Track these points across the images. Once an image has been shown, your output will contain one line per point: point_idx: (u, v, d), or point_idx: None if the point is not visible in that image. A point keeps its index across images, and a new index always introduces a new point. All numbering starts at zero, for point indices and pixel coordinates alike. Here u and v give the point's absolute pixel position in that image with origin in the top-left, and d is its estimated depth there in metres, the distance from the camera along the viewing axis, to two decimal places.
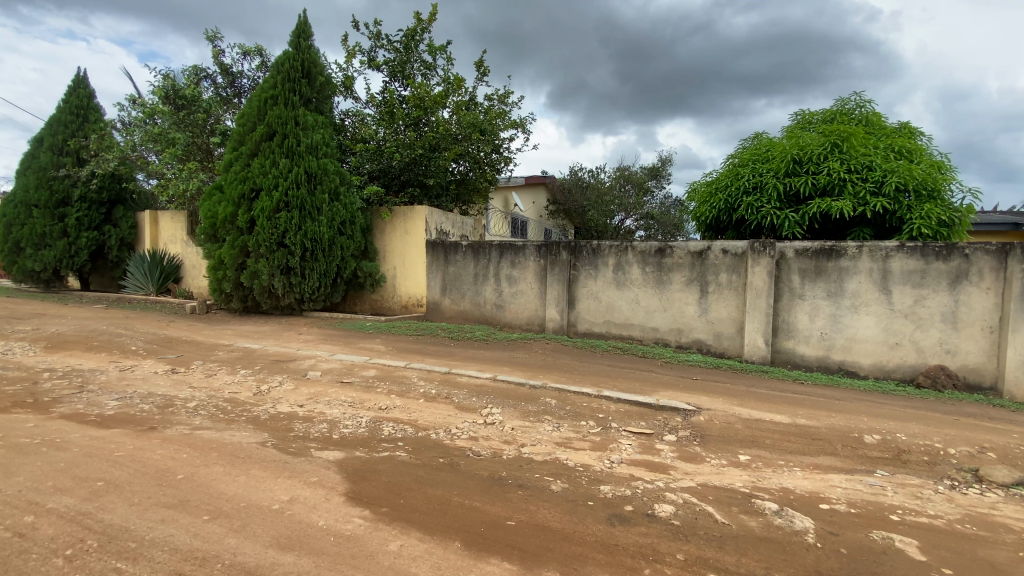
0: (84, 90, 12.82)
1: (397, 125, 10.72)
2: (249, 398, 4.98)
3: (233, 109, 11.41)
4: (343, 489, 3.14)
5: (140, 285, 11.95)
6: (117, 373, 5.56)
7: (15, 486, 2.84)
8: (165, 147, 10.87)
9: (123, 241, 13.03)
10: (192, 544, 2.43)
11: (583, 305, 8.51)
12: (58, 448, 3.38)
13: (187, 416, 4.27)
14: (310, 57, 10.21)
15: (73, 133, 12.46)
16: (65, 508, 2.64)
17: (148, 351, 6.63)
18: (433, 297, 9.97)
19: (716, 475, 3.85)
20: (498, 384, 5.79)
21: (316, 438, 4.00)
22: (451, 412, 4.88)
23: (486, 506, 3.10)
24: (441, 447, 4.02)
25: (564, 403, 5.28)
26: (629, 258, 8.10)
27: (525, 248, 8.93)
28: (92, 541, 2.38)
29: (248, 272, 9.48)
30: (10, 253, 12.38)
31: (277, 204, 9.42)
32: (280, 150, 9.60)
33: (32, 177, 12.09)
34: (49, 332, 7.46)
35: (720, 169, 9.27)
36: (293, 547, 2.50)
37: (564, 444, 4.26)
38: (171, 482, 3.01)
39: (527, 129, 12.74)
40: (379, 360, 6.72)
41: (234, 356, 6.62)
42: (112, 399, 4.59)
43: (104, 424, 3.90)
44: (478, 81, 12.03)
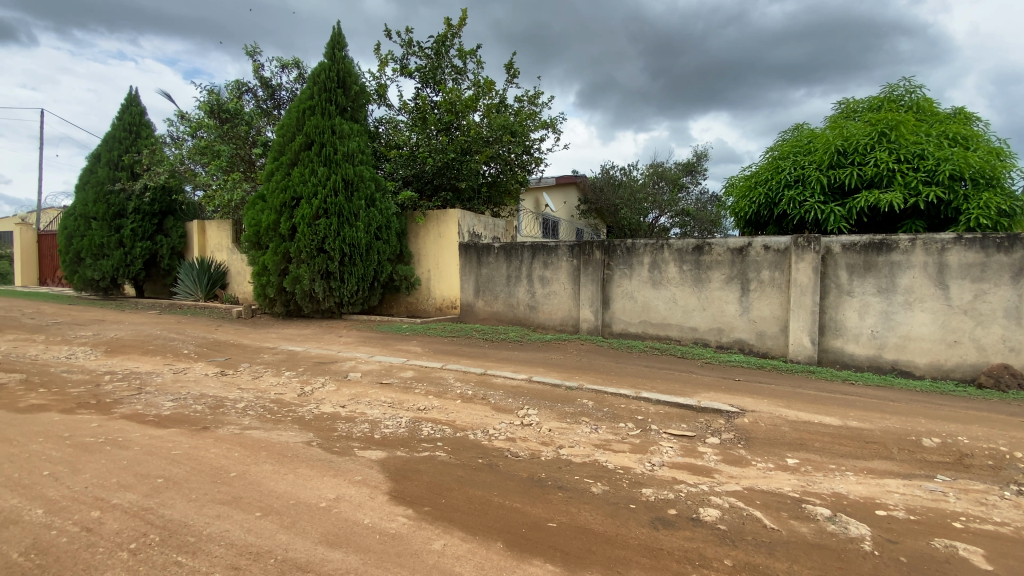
0: (136, 108, 13.54)
1: (429, 130, 10.86)
2: (294, 399, 5.14)
3: (272, 121, 11.85)
4: (386, 488, 3.20)
5: (190, 291, 12.54)
6: (171, 375, 5.85)
7: (84, 482, 3.01)
8: (211, 159, 11.35)
9: (174, 250, 13.70)
10: (246, 540, 2.51)
11: (618, 305, 8.39)
12: (121, 446, 3.57)
13: (237, 416, 4.45)
14: (345, 67, 10.49)
15: (127, 149, 13.19)
16: (128, 504, 2.79)
17: (199, 354, 6.95)
18: (467, 299, 10.06)
19: (763, 479, 3.72)
20: (533, 385, 5.79)
21: (358, 438, 4.09)
22: (488, 413, 4.91)
23: (527, 507, 3.09)
24: (480, 447, 4.04)
25: (602, 404, 5.22)
26: (664, 256, 7.95)
27: (557, 248, 8.89)
28: (154, 536, 2.50)
29: (290, 277, 9.78)
30: (73, 264, 13.18)
31: (316, 211, 9.70)
32: (318, 158, 9.90)
33: (91, 191, 12.85)
34: (109, 337, 7.91)
35: (759, 163, 8.99)
36: (341, 544, 2.55)
37: (602, 446, 4.20)
38: (225, 479, 3.13)
39: (557, 129, 12.73)
40: (417, 361, 6.83)
41: (279, 359, 6.86)
42: (168, 400, 4.83)
43: (161, 424, 4.11)
44: (508, 83, 12.08)
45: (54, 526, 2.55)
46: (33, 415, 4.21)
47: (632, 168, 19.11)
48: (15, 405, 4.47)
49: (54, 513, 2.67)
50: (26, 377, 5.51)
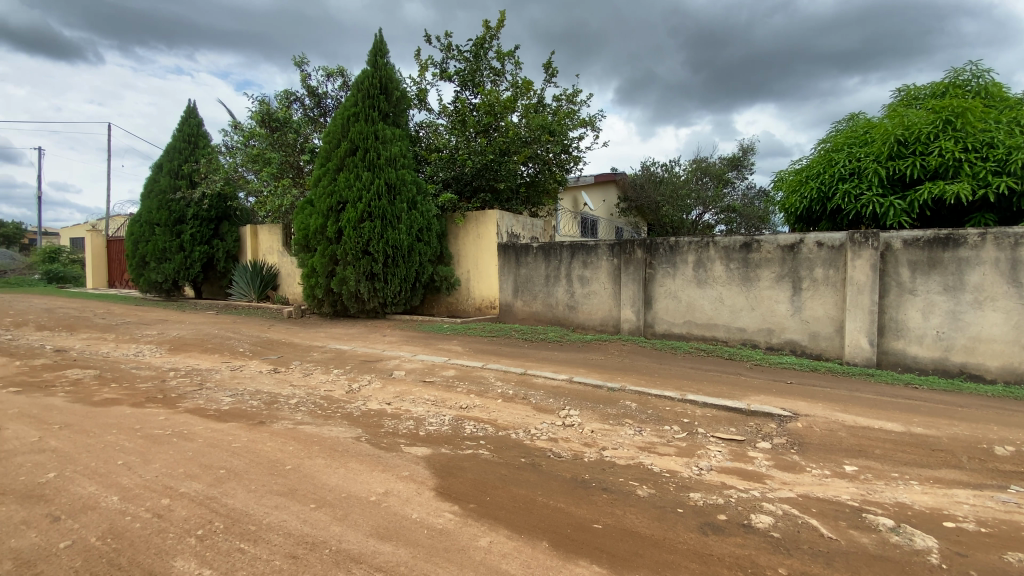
0: (194, 119, 14.34)
1: (468, 133, 10.98)
2: (342, 396, 5.31)
3: (319, 128, 12.31)
4: (432, 484, 3.26)
5: (244, 293, 13.16)
6: (228, 372, 6.16)
7: (154, 472, 3.21)
8: (262, 167, 11.88)
9: (229, 253, 14.43)
10: (302, 530, 2.62)
11: (661, 305, 8.23)
12: (186, 439, 3.79)
13: (289, 412, 4.63)
14: (387, 73, 10.75)
15: (187, 158, 13.99)
16: (194, 493, 2.95)
17: (253, 353, 7.29)
18: (506, 299, 10.10)
19: (818, 486, 3.56)
20: (575, 386, 5.75)
21: (404, 435, 4.18)
22: (530, 413, 4.91)
23: (572, 508, 3.08)
24: (523, 447, 4.05)
25: (646, 406, 5.13)
26: (710, 255, 7.74)
27: (597, 247, 8.80)
28: (219, 524, 2.64)
29: (337, 278, 10.10)
30: (139, 267, 14.08)
31: (361, 215, 9.99)
32: (363, 163, 10.19)
33: (154, 199, 13.71)
34: (172, 336, 8.41)
35: (810, 156, 8.61)
36: (391, 537, 2.62)
37: (647, 448, 4.13)
38: (281, 471, 3.28)
39: (596, 127, 12.61)
40: (458, 360, 6.91)
41: (327, 357, 7.10)
42: (227, 395, 5.09)
43: (221, 418, 4.34)
44: (546, 82, 12.06)
45: (128, 512, 2.72)
46: (107, 408, 4.52)
47: (674, 164, 18.70)
48: (92, 399, 4.81)
49: (128, 500, 2.85)
50: (99, 373, 5.92)
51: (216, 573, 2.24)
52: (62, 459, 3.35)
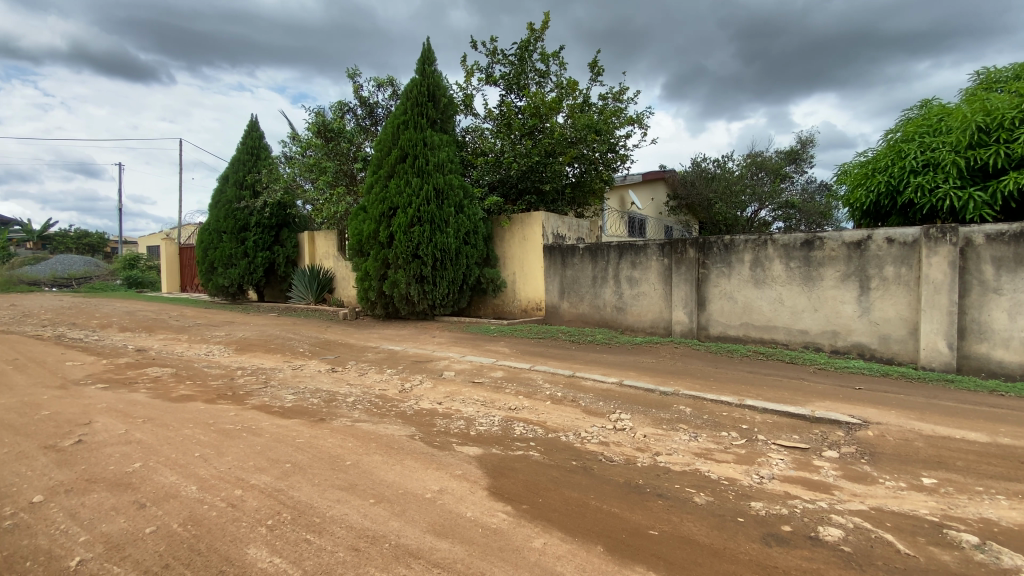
0: (256, 132, 15.19)
1: (514, 135, 11.04)
2: (395, 395, 5.47)
3: (370, 136, 12.77)
4: (485, 484, 3.30)
5: (302, 295, 13.73)
6: (290, 371, 6.49)
7: (226, 464, 3.42)
8: (318, 175, 12.42)
9: (289, 259, 15.19)
10: (363, 524, 2.72)
11: (715, 306, 7.96)
12: (254, 433, 4.02)
13: (347, 409, 4.82)
14: (435, 81, 11.00)
15: (250, 169, 14.84)
16: (263, 485, 3.13)
17: (312, 353, 7.64)
18: (552, 301, 10.08)
19: (892, 499, 3.33)
20: (625, 389, 5.66)
21: (456, 434, 4.25)
22: (579, 415, 4.86)
23: (626, 513, 3.03)
24: (573, 450, 4.03)
25: (701, 411, 4.98)
26: (768, 253, 7.43)
27: (647, 247, 8.63)
28: (286, 515, 2.78)
29: (389, 281, 10.42)
30: (208, 273, 15.05)
31: (411, 219, 10.26)
32: (412, 170, 10.47)
33: (222, 209, 14.63)
34: (238, 336, 8.95)
35: (877, 148, 8.09)
36: (447, 534, 2.67)
37: (703, 455, 4.00)
38: (341, 467, 3.41)
39: (644, 124, 12.39)
40: (506, 362, 6.97)
41: (380, 357, 7.34)
42: (290, 393, 5.36)
43: (286, 415, 4.57)
44: (592, 82, 11.98)
45: (205, 501, 2.92)
46: (184, 404, 4.87)
47: (726, 160, 18.06)
48: (170, 395, 5.19)
49: (205, 490, 3.05)
50: (176, 371, 6.38)
51: (285, 561, 2.36)
52: (146, 450, 3.64)
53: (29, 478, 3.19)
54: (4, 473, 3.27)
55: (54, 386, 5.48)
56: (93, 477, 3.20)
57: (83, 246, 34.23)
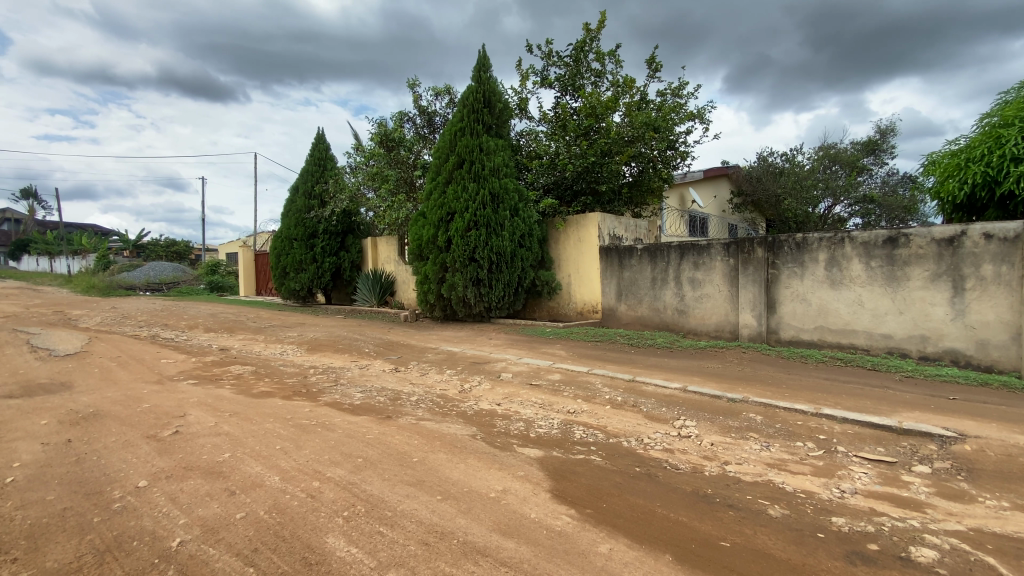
0: (323, 145, 16.05)
1: (570, 137, 10.99)
2: (456, 395, 5.60)
3: (429, 144, 13.18)
4: (548, 486, 3.30)
5: (366, 299, 14.29)
6: (357, 370, 6.81)
7: (304, 457, 3.63)
8: (381, 184, 12.93)
9: (353, 263, 15.92)
10: (432, 519, 2.80)
11: (786, 309, 7.55)
12: (327, 429, 4.24)
13: (411, 408, 4.99)
14: (491, 87, 11.17)
15: (317, 180, 15.69)
16: (338, 478, 3.30)
17: (377, 353, 7.97)
18: (609, 303, 9.94)
19: (996, 519, 3.02)
20: (689, 395, 5.48)
21: (516, 435, 4.29)
22: (641, 421, 4.76)
23: (695, 522, 2.93)
24: (637, 456, 3.94)
25: (773, 420, 4.73)
26: (845, 251, 6.95)
27: (710, 247, 8.33)
28: (360, 508, 2.91)
29: (447, 285, 10.69)
30: (281, 277, 16.04)
31: (468, 224, 10.48)
32: (469, 175, 10.69)
33: (293, 218, 15.57)
34: (309, 337, 9.49)
35: (970, 134, 7.39)
36: (513, 534, 2.70)
37: (777, 466, 3.81)
38: (409, 463, 3.54)
39: (705, 119, 12.02)
40: (564, 364, 6.95)
41: (441, 358, 7.55)
42: (358, 391, 5.62)
43: (355, 411, 4.79)
44: (649, 78, 11.76)
45: (287, 491, 3.11)
46: (264, 399, 5.23)
47: (795, 153, 17.15)
48: (251, 391, 5.59)
49: (286, 480, 3.26)
50: (256, 369, 6.87)
51: (361, 552, 2.48)
52: (233, 442, 3.93)
53: (135, 465, 3.54)
54: (115, 459, 3.64)
55: (152, 382, 6.03)
56: (189, 465, 3.51)
57: (171, 254, 37.36)
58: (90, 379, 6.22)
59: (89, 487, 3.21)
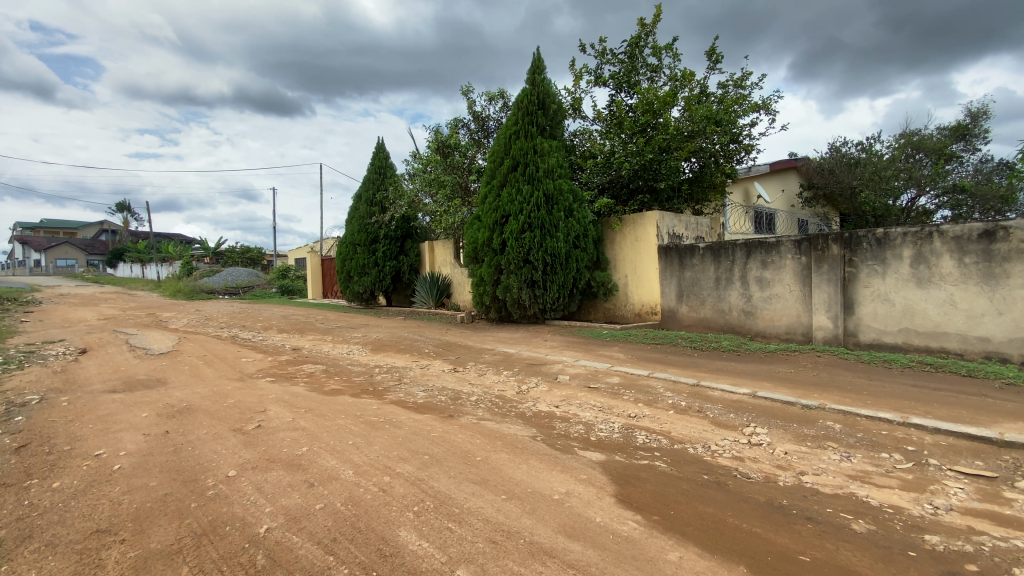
0: (383, 153, 16.69)
1: (626, 134, 10.78)
2: (514, 396, 5.65)
3: (483, 148, 13.39)
4: (612, 490, 3.26)
5: (424, 300, 14.74)
6: (419, 369, 7.03)
7: (375, 453, 3.80)
8: (437, 189, 13.27)
9: (412, 266, 16.43)
10: (498, 518, 2.85)
11: (866, 310, 7.04)
12: (394, 426, 4.41)
13: (471, 408, 5.08)
14: (544, 88, 11.17)
15: (378, 187, 16.34)
16: (406, 473, 3.42)
17: (436, 353, 8.19)
18: (669, 304, 9.69)
19: None
20: (759, 401, 5.24)
21: (577, 438, 4.27)
22: (707, 427, 4.59)
23: (770, 534, 2.80)
24: (704, 463, 3.82)
25: (853, 429, 4.42)
26: (934, 247, 6.40)
27: (779, 244, 7.93)
28: (429, 503, 3.01)
29: (502, 286, 10.83)
30: (345, 281, 16.83)
31: (522, 226, 10.55)
32: (523, 177, 10.76)
33: (356, 224, 16.33)
34: (372, 337, 9.92)
35: None
36: (579, 537, 2.70)
37: (859, 478, 3.56)
38: (473, 462, 3.61)
39: (771, 110, 11.47)
40: (622, 367, 6.83)
41: (498, 359, 7.63)
42: (421, 390, 5.80)
43: (419, 410, 4.95)
44: (710, 70, 11.37)
45: (361, 484, 3.27)
46: (335, 397, 5.51)
47: (873, 142, 15.98)
48: (323, 389, 5.91)
49: (359, 474, 3.42)
50: (326, 368, 7.25)
51: (432, 546, 2.56)
52: (310, 436, 4.17)
53: (225, 455, 3.84)
54: (207, 450, 3.97)
55: (234, 379, 6.52)
56: (271, 457, 3.76)
57: (246, 260, 39.97)
58: (181, 376, 6.80)
59: (186, 475, 3.52)
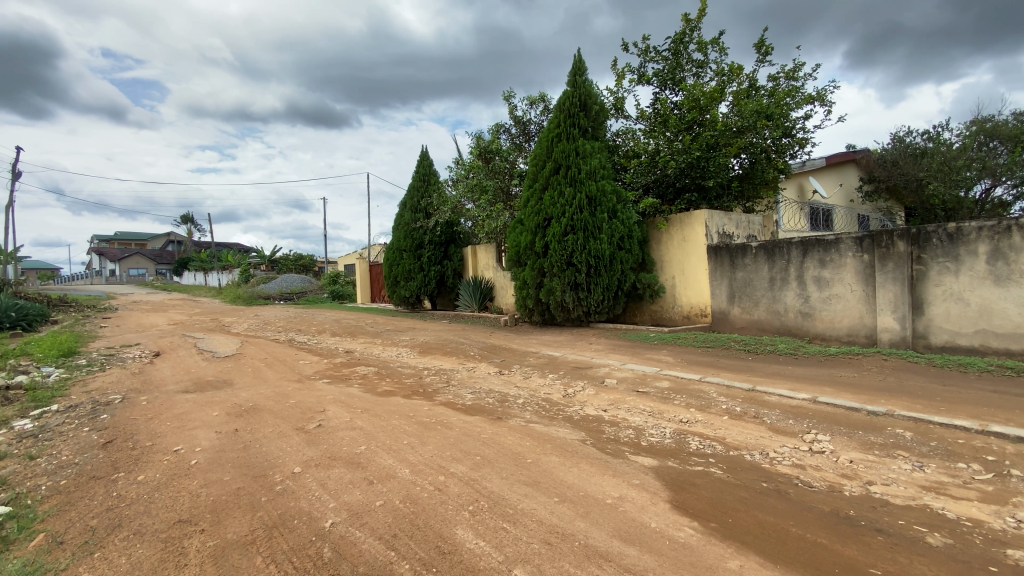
0: (427, 161, 17.10)
1: (671, 133, 10.56)
2: (561, 399, 5.66)
3: (525, 153, 13.48)
4: (666, 496, 3.22)
5: (468, 304, 15.18)
6: (466, 372, 7.15)
7: (429, 452, 3.91)
8: (480, 194, 13.47)
9: (456, 271, 16.73)
10: (552, 520, 2.87)
11: (937, 310, 6.59)
12: (445, 427, 4.52)
13: (519, 410, 5.13)
14: (586, 89, 11.12)
15: (423, 194, 16.74)
16: (460, 473, 3.50)
17: (482, 356, 8.31)
18: (720, 306, 9.41)
19: None
20: (819, 407, 5.01)
21: (627, 443, 4.24)
22: (765, 434, 4.44)
23: (837, 545, 2.68)
24: (762, 470, 3.70)
25: (926, 437, 4.16)
26: (1014, 242, 5.93)
27: (838, 242, 7.56)
28: (483, 503, 3.07)
29: (545, 289, 10.86)
30: (392, 285, 17.33)
31: (565, 228, 10.54)
32: (565, 180, 10.75)
33: (402, 230, 16.80)
34: (419, 340, 10.18)
35: None
36: (634, 542, 2.68)
37: (934, 489, 3.35)
38: (524, 464, 3.65)
39: (826, 101, 10.98)
40: (672, 371, 6.70)
41: (543, 362, 7.64)
42: (469, 392, 5.90)
43: (469, 412, 5.05)
44: (759, 63, 11.00)
45: (417, 483, 3.37)
46: (388, 398, 5.70)
47: (940, 130, 14.96)
48: (376, 390, 6.13)
49: (415, 473, 3.53)
50: (377, 370, 7.52)
51: (488, 545, 2.62)
52: (367, 436, 4.34)
53: (289, 452, 4.05)
54: (273, 447, 4.21)
55: (294, 380, 6.86)
56: (333, 455, 3.94)
57: (299, 268, 41.90)
58: (245, 377, 7.23)
59: (255, 471, 3.75)
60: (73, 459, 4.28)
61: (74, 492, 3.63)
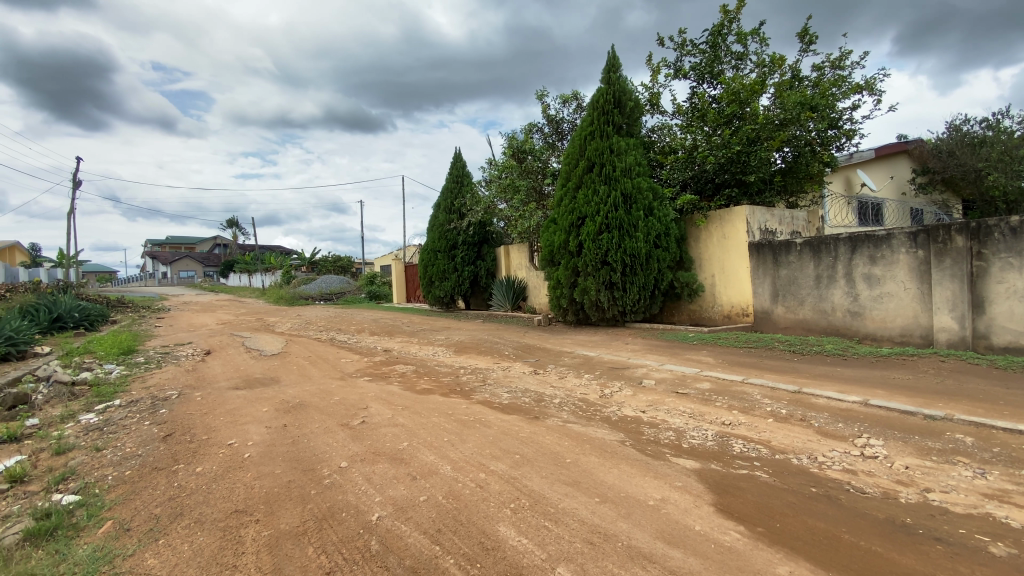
0: (461, 162, 17.29)
1: (709, 127, 10.31)
2: (598, 399, 5.63)
3: (557, 151, 13.44)
4: (710, 499, 3.17)
5: (501, 304, 15.24)
6: (501, 371, 7.21)
7: (469, 450, 3.97)
8: (513, 194, 13.52)
9: (489, 270, 16.85)
10: (593, 520, 2.87)
11: (999, 309, 6.21)
12: (484, 425, 4.57)
13: (557, 410, 5.14)
14: (620, 86, 10.99)
15: (456, 196, 16.94)
16: (500, 471, 3.54)
17: (517, 355, 8.35)
18: (763, 305, 9.14)
19: None
20: (871, 410, 4.81)
21: (667, 444, 4.18)
22: (812, 437, 4.29)
23: (892, 553, 2.58)
24: (810, 475, 3.58)
25: (989, 443, 3.92)
26: None
27: (890, 237, 7.21)
28: (524, 501, 3.10)
29: (580, 289, 10.82)
30: (427, 286, 17.61)
31: (600, 226, 10.45)
32: (600, 178, 10.68)
33: (437, 231, 17.05)
34: (455, 339, 10.32)
35: None
36: (678, 544, 2.66)
37: (998, 497, 3.16)
38: (564, 463, 3.66)
39: (875, 91, 10.50)
40: (711, 372, 6.56)
41: (578, 362, 7.61)
42: (506, 391, 5.95)
43: (506, 411, 5.09)
44: (802, 53, 10.62)
45: (459, 480, 3.44)
46: (426, 396, 5.81)
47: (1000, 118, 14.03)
48: (415, 388, 6.25)
49: (457, 470, 3.59)
50: (415, 368, 7.67)
51: (531, 543, 2.64)
52: (408, 433, 4.44)
53: (335, 448, 4.20)
54: (320, 442, 4.36)
55: (336, 378, 7.09)
56: (377, 451, 4.05)
57: (337, 269, 43.19)
58: (290, 375, 7.51)
59: (304, 465, 3.90)
60: (136, 451, 4.56)
61: (139, 482, 3.88)
